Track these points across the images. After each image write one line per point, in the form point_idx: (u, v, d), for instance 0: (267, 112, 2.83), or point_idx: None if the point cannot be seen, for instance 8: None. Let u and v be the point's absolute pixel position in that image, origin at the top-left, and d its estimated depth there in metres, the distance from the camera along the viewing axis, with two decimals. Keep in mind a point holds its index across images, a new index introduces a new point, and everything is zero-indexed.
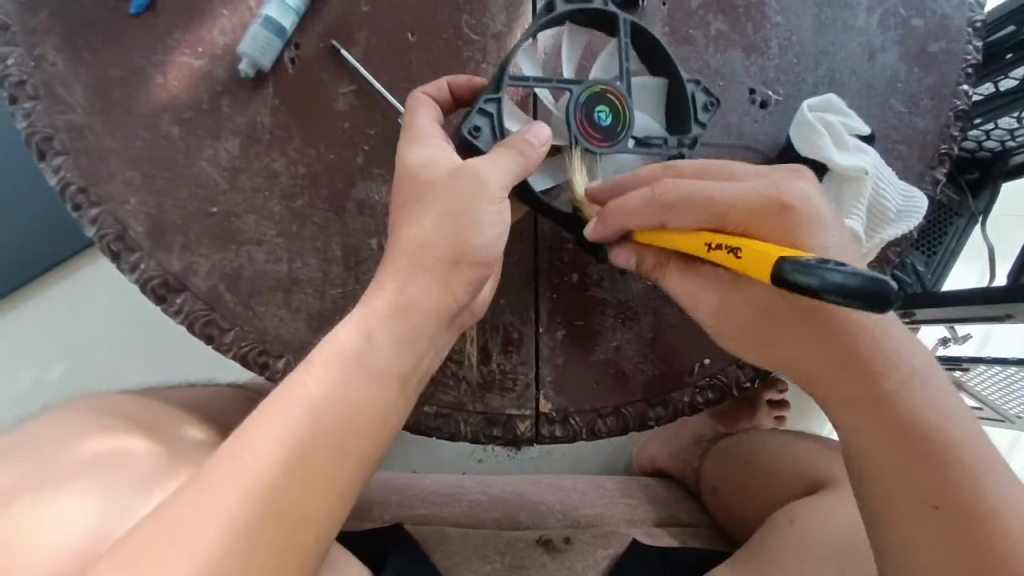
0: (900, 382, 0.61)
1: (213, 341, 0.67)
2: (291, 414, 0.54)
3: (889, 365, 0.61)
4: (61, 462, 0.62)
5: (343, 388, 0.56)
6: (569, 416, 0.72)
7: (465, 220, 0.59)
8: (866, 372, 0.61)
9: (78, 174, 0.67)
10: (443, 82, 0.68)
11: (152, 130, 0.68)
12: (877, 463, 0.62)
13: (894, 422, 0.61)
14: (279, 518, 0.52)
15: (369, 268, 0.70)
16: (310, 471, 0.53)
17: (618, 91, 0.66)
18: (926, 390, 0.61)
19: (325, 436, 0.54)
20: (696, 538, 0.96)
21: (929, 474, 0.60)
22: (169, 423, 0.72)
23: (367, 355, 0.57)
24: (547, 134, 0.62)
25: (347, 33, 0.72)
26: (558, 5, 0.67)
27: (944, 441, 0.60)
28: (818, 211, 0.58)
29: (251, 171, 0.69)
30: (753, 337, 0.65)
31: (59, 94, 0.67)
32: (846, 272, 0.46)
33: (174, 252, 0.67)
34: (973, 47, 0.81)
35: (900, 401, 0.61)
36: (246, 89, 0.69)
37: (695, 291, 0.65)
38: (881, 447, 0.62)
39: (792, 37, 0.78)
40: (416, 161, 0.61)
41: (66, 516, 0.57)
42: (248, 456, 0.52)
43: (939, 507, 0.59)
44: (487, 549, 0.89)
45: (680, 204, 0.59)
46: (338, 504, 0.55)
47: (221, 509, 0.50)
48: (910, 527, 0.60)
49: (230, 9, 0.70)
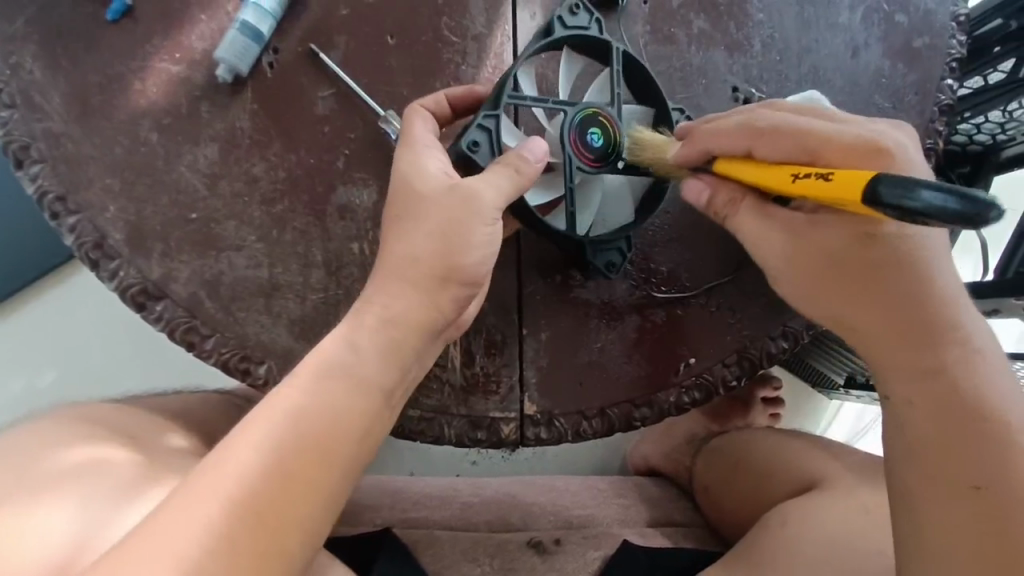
0: (962, 357, 0.61)
1: (194, 348, 0.67)
2: (276, 423, 0.54)
3: (952, 338, 0.60)
4: (41, 471, 0.61)
5: (326, 396, 0.56)
6: (554, 418, 0.71)
7: (448, 224, 0.58)
8: (930, 341, 0.60)
9: (56, 182, 0.66)
10: (440, 95, 0.67)
11: (130, 136, 0.68)
12: (921, 438, 0.62)
13: (949, 397, 0.60)
14: (260, 523, 0.51)
15: (351, 273, 0.69)
16: (292, 480, 0.53)
17: (610, 116, 0.68)
18: (986, 370, 0.61)
19: (309, 445, 0.54)
20: (688, 538, 0.96)
21: (976, 453, 0.59)
22: (152, 431, 0.72)
23: (349, 362, 0.57)
24: (543, 150, 0.62)
25: (326, 37, 0.71)
26: (555, 29, 0.68)
27: (996, 422, 0.60)
28: (919, 166, 0.57)
29: (231, 176, 0.69)
30: (813, 292, 0.64)
31: (36, 103, 0.67)
32: (941, 197, 0.43)
33: (154, 258, 0.67)
34: (957, 41, 0.80)
35: (958, 376, 0.60)
36: (224, 94, 0.69)
37: (764, 230, 0.63)
38: (932, 423, 0.61)
39: (775, 34, 0.78)
40: (408, 172, 0.60)
41: (44, 525, 0.56)
42: (231, 464, 0.52)
43: (981, 488, 0.59)
44: (477, 552, 0.88)
45: (774, 132, 0.57)
46: (321, 510, 0.54)
47: (202, 518, 0.50)
48: (948, 505, 0.60)
49: (208, 15, 0.70)
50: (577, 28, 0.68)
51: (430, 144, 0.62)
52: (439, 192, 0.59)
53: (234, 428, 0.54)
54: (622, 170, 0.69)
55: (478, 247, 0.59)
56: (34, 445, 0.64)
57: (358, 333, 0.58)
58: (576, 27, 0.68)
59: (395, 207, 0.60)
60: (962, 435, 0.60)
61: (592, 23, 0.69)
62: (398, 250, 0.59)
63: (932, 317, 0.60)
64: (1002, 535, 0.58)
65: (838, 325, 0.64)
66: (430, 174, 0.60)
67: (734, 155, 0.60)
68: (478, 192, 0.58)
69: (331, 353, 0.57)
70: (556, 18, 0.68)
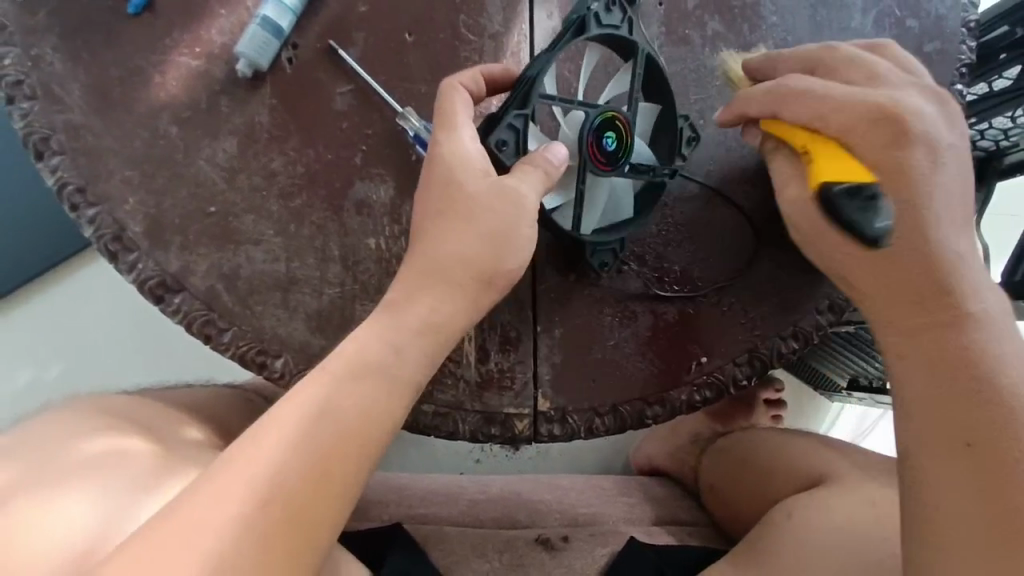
0: (966, 314, 0.60)
1: (210, 341, 0.67)
2: (312, 413, 0.55)
3: (954, 290, 0.60)
4: (63, 461, 0.61)
5: (355, 393, 0.56)
6: (567, 415, 0.72)
7: (497, 226, 0.60)
8: (937, 294, 0.60)
9: (75, 174, 0.67)
10: (479, 73, 0.66)
11: (150, 129, 0.68)
12: (925, 402, 0.62)
13: (951, 353, 0.60)
14: (287, 521, 0.51)
15: (367, 268, 0.70)
16: (321, 475, 0.53)
17: (625, 119, 0.68)
18: (990, 329, 0.60)
19: (341, 439, 0.55)
20: (693, 536, 0.97)
21: (972, 408, 0.60)
22: (167, 423, 0.72)
23: (387, 361, 0.58)
24: (564, 156, 0.64)
25: (345, 33, 0.72)
26: (590, 26, 0.66)
27: (999, 383, 0.59)
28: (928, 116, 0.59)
29: (249, 170, 0.69)
30: (815, 243, 0.63)
31: (57, 95, 0.67)
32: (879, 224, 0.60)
33: (172, 251, 0.67)
34: (967, 47, 0.81)
35: (963, 334, 0.60)
36: (244, 89, 0.70)
37: (780, 182, 0.64)
38: (936, 379, 0.61)
39: (789, 37, 0.79)
40: (448, 159, 0.61)
41: (62, 514, 0.56)
42: (261, 458, 0.53)
43: (973, 445, 0.59)
44: (485, 548, 0.89)
45: (794, 100, 0.61)
46: (343, 503, 0.54)
47: (232, 516, 0.50)
48: (945, 461, 0.60)
49: (228, 10, 0.70)
50: (609, 27, 0.67)
51: (472, 131, 0.63)
52: (481, 191, 0.61)
53: (264, 416, 0.55)
54: (628, 174, 0.70)
55: (510, 249, 0.61)
56: (51, 435, 0.64)
57: (394, 332, 0.59)
58: (610, 25, 0.67)
59: (431, 204, 0.61)
60: (961, 392, 0.60)
61: (623, 23, 0.68)
62: (432, 254, 0.61)
63: (939, 273, 0.60)
64: (1000, 489, 0.58)
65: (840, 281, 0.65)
66: (471, 165, 0.61)
67: (768, 118, 0.65)
68: (523, 196, 0.61)
69: (359, 350, 0.58)
70: (591, 15, 0.66)
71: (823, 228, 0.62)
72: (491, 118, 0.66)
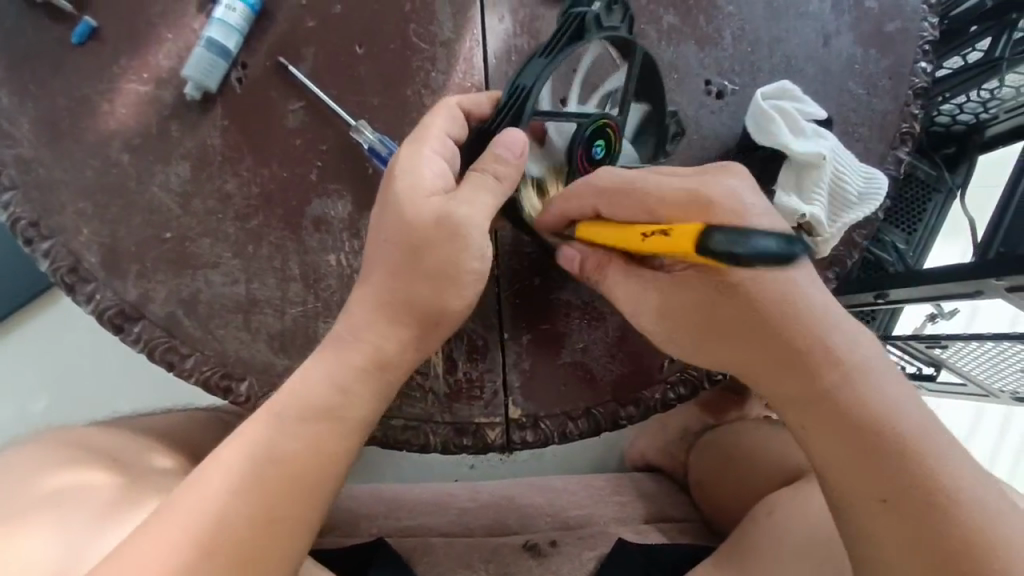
0: (848, 370, 0.58)
1: (174, 368, 0.67)
2: (246, 458, 0.55)
3: (829, 357, 0.58)
4: (24, 495, 0.61)
5: (287, 433, 0.57)
6: (539, 420, 0.71)
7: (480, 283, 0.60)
8: (814, 362, 0.58)
9: (28, 209, 0.66)
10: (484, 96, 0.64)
11: (101, 158, 0.68)
12: (831, 463, 0.59)
13: (839, 416, 0.58)
14: (216, 556, 0.51)
15: (330, 285, 0.69)
16: (261, 517, 0.54)
17: (615, 124, 0.64)
18: (874, 378, 0.58)
19: (272, 479, 0.55)
20: (684, 533, 0.94)
21: (880, 463, 0.56)
22: (137, 452, 0.72)
23: (335, 402, 0.58)
24: (519, 141, 0.58)
25: (294, 49, 0.71)
26: (590, 27, 0.62)
27: (895, 435, 0.57)
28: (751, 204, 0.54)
29: (203, 194, 0.68)
30: (692, 337, 0.63)
31: (5, 129, 0.67)
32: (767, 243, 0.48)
33: (130, 280, 0.67)
34: (929, 24, 0.80)
35: (844, 391, 0.58)
36: (194, 112, 0.69)
37: (636, 290, 0.63)
38: (830, 444, 0.58)
39: (746, 26, 0.78)
40: (408, 193, 0.59)
41: (15, 551, 0.55)
42: (206, 495, 0.53)
43: (887, 501, 0.56)
44: (472, 556, 0.87)
45: (621, 194, 0.57)
46: (291, 544, 0.55)
47: (166, 548, 0.51)
48: (865, 523, 0.57)
49: (174, 33, 0.69)
50: (610, 28, 0.63)
51: (434, 145, 0.60)
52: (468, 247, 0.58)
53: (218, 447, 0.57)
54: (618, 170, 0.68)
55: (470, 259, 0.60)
56: (14, 472, 0.64)
57: (344, 373, 0.59)
58: (611, 27, 0.63)
59: (387, 229, 0.59)
60: (862, 451, 0.57)
61: (623, 22, 0.64)
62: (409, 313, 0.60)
63: (802, 342, 0.58)
64: (923, 538, 0.55)
65: (720, 364, 0.64)
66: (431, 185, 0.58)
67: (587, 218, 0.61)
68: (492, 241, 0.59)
69: (304, 391, 0.58)
70: (591, 15, 0.62)
71: (691, 330, 0.62)
72: (480, 132, 0.63)
